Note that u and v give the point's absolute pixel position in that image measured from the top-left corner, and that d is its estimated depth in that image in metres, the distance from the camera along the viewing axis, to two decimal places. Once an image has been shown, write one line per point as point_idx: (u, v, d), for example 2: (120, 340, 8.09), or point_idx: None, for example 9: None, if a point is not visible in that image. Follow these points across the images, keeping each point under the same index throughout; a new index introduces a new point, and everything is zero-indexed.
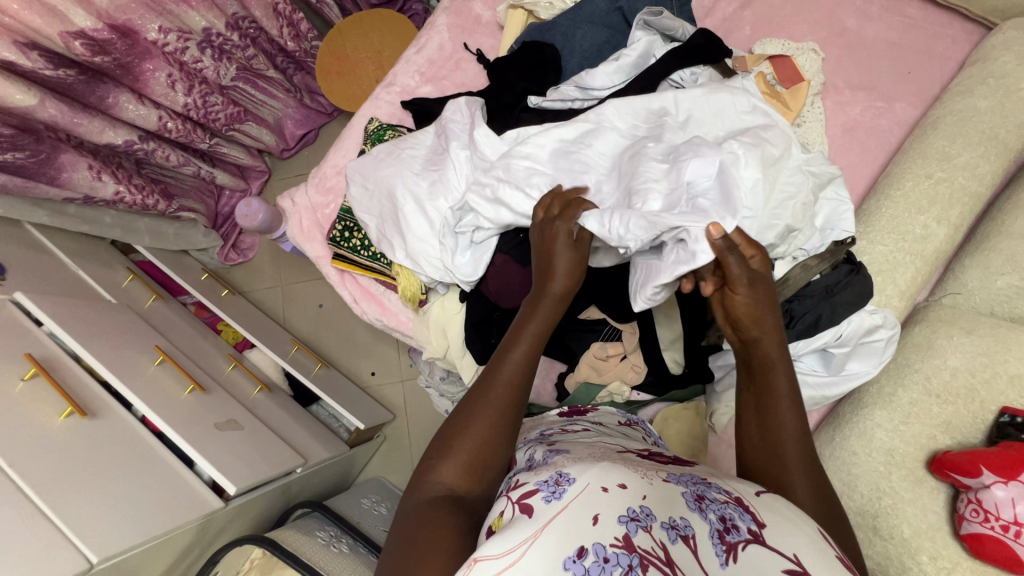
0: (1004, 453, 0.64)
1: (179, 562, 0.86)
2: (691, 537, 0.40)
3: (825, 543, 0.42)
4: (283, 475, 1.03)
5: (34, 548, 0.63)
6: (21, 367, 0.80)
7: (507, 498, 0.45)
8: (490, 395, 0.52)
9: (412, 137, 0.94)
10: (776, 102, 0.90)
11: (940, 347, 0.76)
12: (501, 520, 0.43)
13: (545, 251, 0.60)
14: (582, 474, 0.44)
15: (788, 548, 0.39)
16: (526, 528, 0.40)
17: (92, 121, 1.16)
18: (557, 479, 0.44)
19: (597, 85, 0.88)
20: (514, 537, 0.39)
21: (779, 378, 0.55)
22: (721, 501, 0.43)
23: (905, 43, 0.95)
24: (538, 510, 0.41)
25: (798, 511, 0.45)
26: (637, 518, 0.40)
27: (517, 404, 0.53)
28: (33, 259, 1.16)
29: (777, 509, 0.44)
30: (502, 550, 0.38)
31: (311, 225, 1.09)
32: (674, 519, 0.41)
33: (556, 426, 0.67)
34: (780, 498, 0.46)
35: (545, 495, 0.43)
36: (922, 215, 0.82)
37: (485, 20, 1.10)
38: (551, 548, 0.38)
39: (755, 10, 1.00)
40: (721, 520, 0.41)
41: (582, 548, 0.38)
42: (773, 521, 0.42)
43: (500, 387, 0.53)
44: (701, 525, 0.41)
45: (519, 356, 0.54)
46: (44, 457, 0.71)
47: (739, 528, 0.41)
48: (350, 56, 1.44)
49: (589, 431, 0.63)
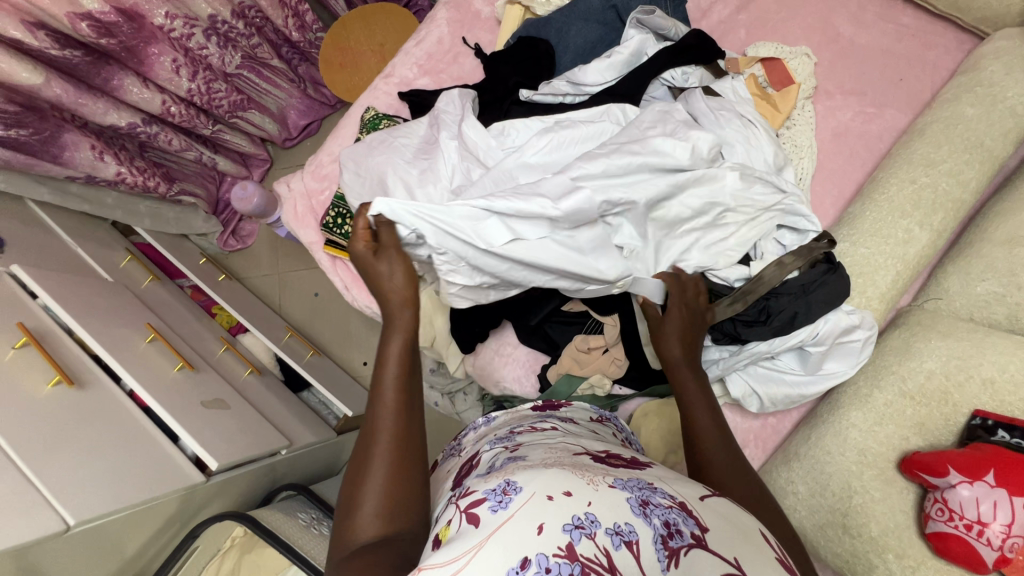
0: (972, 453, 0.65)
1: (159, 534, 0.88)
2: (635, 543, 0.40)
3: (767, 546, 0.43)
4: (267, 456, 1.05)
5: (15, 507, 0.64)
6: (12, 336, 0.82)
7: (457, 506, 0.47)
8: (378, 432, 0.52)
9: (406, 127, 0.96)
10: (765, 104, 0.91)
11: (916, 350, 0.77)
12: (448, 530, 0.45)
13: (371, 278, 0.63)
14: (529, 483, 0.44)
15: (729, 551, 0.41)
16: (471, 539, 0.41)
17: (96, 102, 1.18)
18: (505, 488, 0.45)
19: (588, 80, 0.89)
20: (457, 549, 0.41)
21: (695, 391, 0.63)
22: (665, 506, 0.43)
23: (896, 51, 0.96)
24: (484, 520, 0.43)
25: (742, 514, 0.46)
26: (582, 525, 0.41)
27: (409, 427, 0.53)
28: (33, 235, 1.18)
29: (722, 514, 0.45)
30: (446, 561, 0.40)
31: (305, 210, 1.10)
32: (618, 525, 0.41)
33: (525, 422, 0.67)
34: (725, 502, 0.46)
35: (491, 505, 0.44)
36: (904, 219, 0.82)
37: (485, 15, 1.12)
38: (491, 561, 0.39)
39: (750, 14, 1.01)
40: (665, 525, 0.41)
41: (525, 558, 0.39)
42: (715, 527, 0.43)
43: (383, 421, 0.53)
44: (644, 529, 0.41)
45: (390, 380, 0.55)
46: (30, 421, 0.72)
47: (683, 533, 0.41)
48: (353, 48, 1.46)
49: (556, 429, 0.64)
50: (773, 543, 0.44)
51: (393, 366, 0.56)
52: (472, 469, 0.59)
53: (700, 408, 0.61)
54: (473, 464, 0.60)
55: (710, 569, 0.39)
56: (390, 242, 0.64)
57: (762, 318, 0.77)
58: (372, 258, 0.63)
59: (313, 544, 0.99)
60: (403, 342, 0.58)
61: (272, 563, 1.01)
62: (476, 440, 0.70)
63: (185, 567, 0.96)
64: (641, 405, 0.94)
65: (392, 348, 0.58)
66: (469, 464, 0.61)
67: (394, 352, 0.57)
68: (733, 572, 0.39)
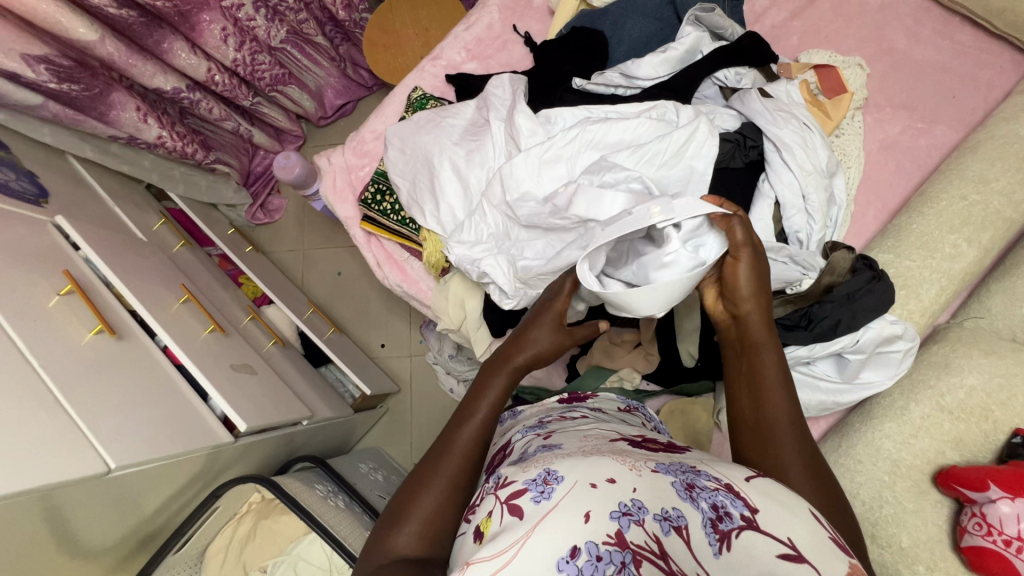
0: (1013, 470, 0.64)
1: (184, 491, 0.89)
2: (684, 528, 0.39)
3: (817, 523, 0.42)
4: (289, 425, 1.05)
5: (60, 448, 0.65)
6: (56, 284, 0.84)
7: (496, 498, 0.45)
8: (444, 460, 0.52)
9: (454, 107, 0.96)
10: (816, 110, 0.91)
11: (957, 366, 0.76)
12: (490, 522, 0.44)
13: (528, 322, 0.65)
14: (571, 472, 0.43)
15: (782, 532, 0.40)
16: (516, 530, 0.41)
17: (146, 64, 1.19)
18: (545, 477, 0.44)
19: (642, 74, 0.89)
20: (505, 541, 0.40)
21: (769, 359, 0.58)
22: (711, 488, 0.43)
23: (952, 67, 0.95)
24: (528, 511, 0.42)
25: (792, 494, 0.44)
26: (630, 512, 0.40)
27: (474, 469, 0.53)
28: (73, 191, 1.19)
29: (770, 493, 0.43)
30: (493, 553, 0.40)
31: (344, 185, 1.10)
32: (666, 510, 0.40)
33: (554, 412, 0.67)
34: (772, 483, 0.45)
35: (533, 496, 0.43)
36: (952, 234, 0.82)
37: (537, 4, 1.12)
38: (542, 552, 0.38)
39: (804, 21, 1.01)
40: (713, 508, 0.41)
41: (576, 547, 0.38)
42: (765, 506, 0.42)
43: (457, 452, 0.53)
44: (693, 514, 0.40)
45: (474, 422, 0.55)
46: (72, 367, 0.74)
47: (732, 516, 0.41)
48: (397, 31, 1.47)
49: (586, 418, 0.64)
50: (824, 521, 0.43)
51: (483, 409, 0.56)
52: (505, 457, 0.59)
53: (774, 385, 0.56)
54: (506, 453, 0.59)
55: (766, 552, 0.39)
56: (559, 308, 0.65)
57: (803, 324, 0.77)
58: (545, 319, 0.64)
59: (330, 515, 1.00)
60: (498, 392, 0.58)
61: (287, 530, 1.02)
62: (503, 431, 0.70)
63: (205, 527, 0.97)
64: (667, 402, 0.92)
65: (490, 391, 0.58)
66: (502, 453, 0.60)
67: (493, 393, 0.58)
68: (789, 552, 0.39)
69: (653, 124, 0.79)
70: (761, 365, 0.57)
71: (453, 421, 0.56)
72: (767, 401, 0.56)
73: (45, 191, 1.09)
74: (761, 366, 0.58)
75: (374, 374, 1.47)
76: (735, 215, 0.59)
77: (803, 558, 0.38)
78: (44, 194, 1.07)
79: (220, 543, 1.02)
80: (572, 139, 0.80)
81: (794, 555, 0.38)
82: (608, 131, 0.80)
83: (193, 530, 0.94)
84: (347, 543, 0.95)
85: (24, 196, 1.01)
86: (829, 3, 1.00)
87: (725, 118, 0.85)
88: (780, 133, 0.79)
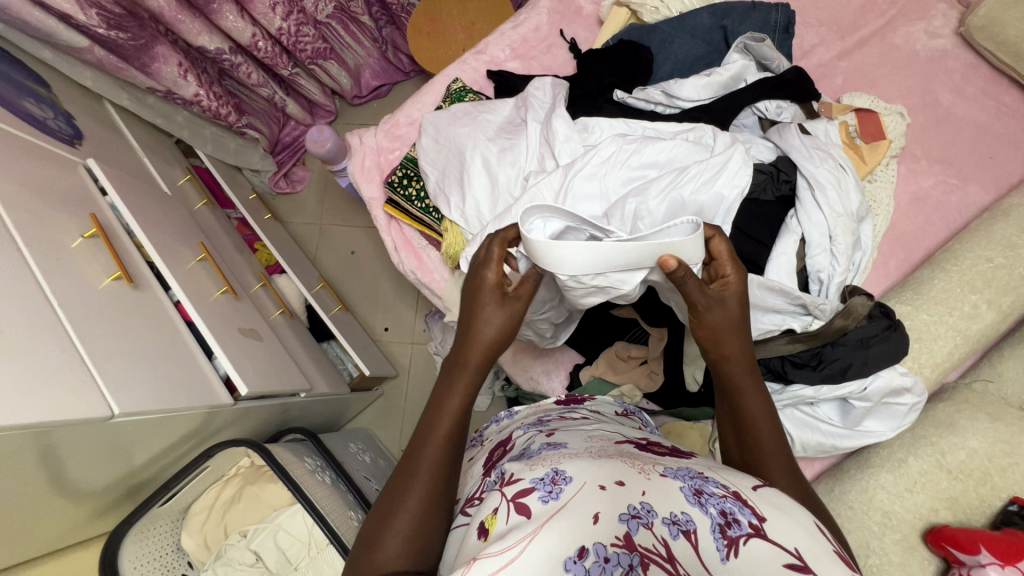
0: (1006, 537, 0.65)
1: (175, 448, 0.90)
2: (693, 532, 0.40)
3: (820, 533, 0.42)
4: (288, 396, 1.06)
5: (69, 388, 0.66)
6: (81, 225, 0.85)
7: (502, 494, 0.45)
8: (414, 477, 0.51)
9: (492, 103, 0.96)
10: (853, 154, 0.90)
11: (962, 427, 0.76)
12: (495, 518, 0.43)
13: (470, 311, 0.60)
14: (579, 473, 0.44)
15: (789, 541, 0.39)
16: (524, 527, 0.40)
17: (193, 22, 1.20)
18: (553, 477, 0.44)
19: (683, 95, 0.89)
20: (513, 536, 0.39)
21: (751, 404, 0.58)
22: (719, 495, 0.43)
23: (993, 128, 0.95)
24: (535, 511, 0.42)
25: (793, 501, 0.44)
26: (639, 515, 0.41)
27: (446, 481, 0.52)
28: (106, 137, 1.20)
29: (775, 502, 0.43)
30: (502, 548, 0.39)
31: (372, 166, 1.10)
32: (675, 514, 0.41)
33: (555, 412, 0.68)
34: (778, 492, 0.45)
35: (541, 495, 0.43)
36: (973, 294, 0.81)
37: (587, 12, 1.12)
38: (550, 546, 0.38)
39: (851, 63, 1.00)
40: (722, 514, 0.41)
41: (583, 548, 0.39)
42: (773, 515, 0.42)
43: (424, 468, 0.52)
44: (702, 519, 0.41)
45: (441, 436, 0.54)
46: (88, 310, 0.75)
47: (741, 522, 0.40)
48: (443, 21, 1.47)
49: (587, 419, 0.64)
50: (827, 534, 0.42)
51: (450, 409, 0.55)
52: (506, 452, 0.59)
53: (760, 419, 0.57)
54: (506, 449, 0.60)
55: (771, 561, 0.38)
56: (523, 295, 0.61)
57: (813, 363, 0.77)
58: (492, 301, 0.60)
59: (318, 490, 1.01)
60: (463, 393, 0.57)
61: (273, 498, 1.04)
62: (500, 430, 0.70)
63: (192, 483, 0.98)
64: (665, 423, 0.94)
65: (452, 398, 0.56)
66: (503, 448, 0.61)
67: (458, 393, 0.57)
68: (794, 562, 0.38)
69: (689, 147, 0.79)
70: (742, 403, 0.58)
71: (417, 434, 0.55)
72: (754, 435, 0.57)
73: (79, 133, 1.10)
74: (743, 411, 0.58)
75: (374, 356, 1.47)
76: (716, 235, 0.59)
77: (808, 570, 0.38)
78: (77, 136, 1.08)
79: (203, 504, 1.02)
80: (608, 153, 0.80)
81: (800, 566, 0.38)
82: (643, 146, 0.79)
83: (182, 485, 0.96)
84: (331, 520, 0.95)
85: (59, 137, 1.02)
86: (878, 49, 1.00)
87: (761, 149, 0.85)
88: (811, 170, 0.79)
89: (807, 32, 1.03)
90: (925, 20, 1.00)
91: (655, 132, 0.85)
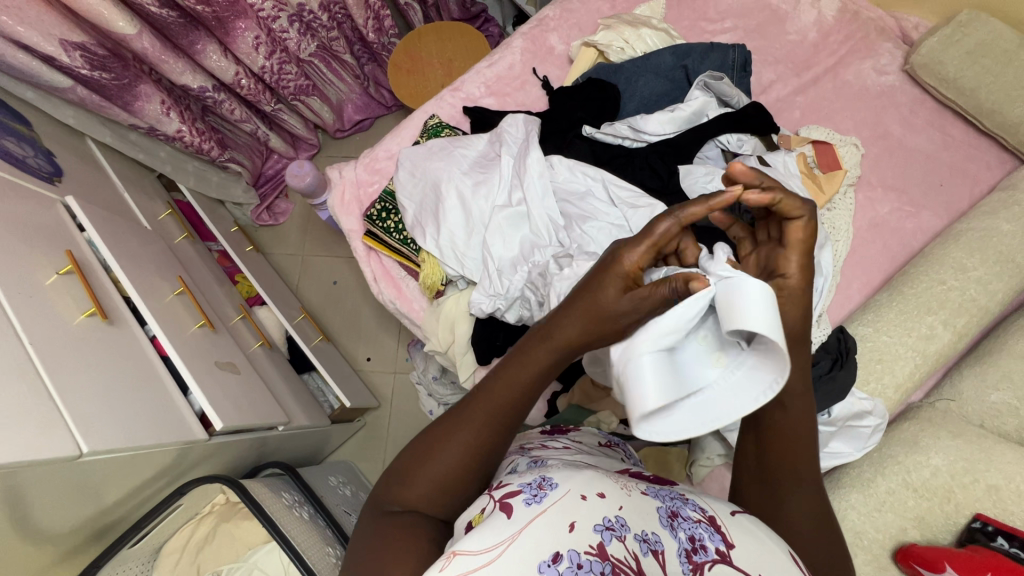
0: (972, 555, 0.66)
1: (144, 488, 0.88)
2: (661, 552, 0.43)
3: (791, 561, 0.45)
4: (264, 429, 1.05)
5: (36, 424, 0.66)
6: (57, 262, 0.86)
7: (490, 496, 0.48)
8: (469, 416, 0.54)
9: (466, 138, 0.99)
10: (812, 183, 0.94)
11: (925, 445, 0.78)
12: (482, 516, 0.47)
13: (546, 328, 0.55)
14: (564, 480, 0.46)
15: (752, 567, 0.43)
16: (502, 531, 0.43)
17: (177, 62, 1.23)
18: (540, 482, 0.47)
19: (649, 129, 0.94)
20: (493, 537, 0.42)
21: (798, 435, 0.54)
22: (694, 519, 0.46)
23: (941, 157, 1.01)
24: (517, 512, 0.44)
25: (767, 532, 0.47)
26: (612, 528, 0.43)
27: (495, 434, 0.54)
28: (87, 173, 1.21)
29: (748, 529, 0.47)
30: (482, 549, 0.42)
31: (351, 198, 1.12)
32: (646, 533, 0.44)
33: (536, 440, 0.68)
34: (753, 520, 0.48)
35: (525, 497, 0.45)
36: (929, 315, 0.85)
37: (558, 51, 1.17)
38: (526, 554, 0.41)
39: (807, 98, 1.06)
40: (690, 539, 0.45)
41: (557, 553, 0.41)
42: (742, 542, 0.45)
43: (478, 416, 0.54)
44: (669, 542, 0.44)
45: (510, 389, 0.54)
46: (59, 347, 0.74)
47: (707, 549, 0.44)
48: (421, 59, 1.53)
49: (569, 449, 0.64)
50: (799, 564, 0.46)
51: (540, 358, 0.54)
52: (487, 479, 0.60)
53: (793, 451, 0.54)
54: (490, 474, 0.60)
55: None
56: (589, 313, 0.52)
57: None
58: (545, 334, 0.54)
59: (295, 526, 0.99)
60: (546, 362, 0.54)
61: (249, 535, 1.01)
62: None
63: (162, 524, 0.96)
64: (638, 446, 0.95)
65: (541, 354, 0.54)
66: None
67: (539, 359, 0.54)
68: None
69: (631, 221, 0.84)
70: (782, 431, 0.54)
71: (489, 379, 0.55)
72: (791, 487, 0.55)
73: (58, 170, 1.11)
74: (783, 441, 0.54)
75: (355, 386, 1.46)
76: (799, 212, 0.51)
77: None
78: (56, 173, 1.09)
79: (177, 544, 1.00)
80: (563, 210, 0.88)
81: None
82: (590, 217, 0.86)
83: (153, 525, 0.93)
84: (305, 556, 0.94)
85: (38, 174, 1.03)
86: (831, 85, 1.06)
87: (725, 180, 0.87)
88: None
89: (765, 69, 1.09)
90: (873, 58, 1.07)
91: (619, 190, 0.87)
